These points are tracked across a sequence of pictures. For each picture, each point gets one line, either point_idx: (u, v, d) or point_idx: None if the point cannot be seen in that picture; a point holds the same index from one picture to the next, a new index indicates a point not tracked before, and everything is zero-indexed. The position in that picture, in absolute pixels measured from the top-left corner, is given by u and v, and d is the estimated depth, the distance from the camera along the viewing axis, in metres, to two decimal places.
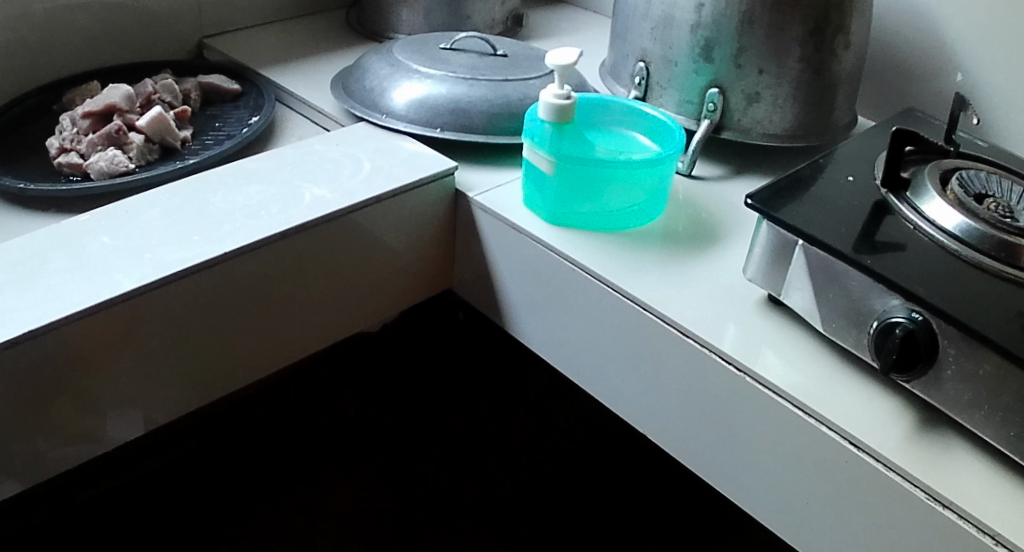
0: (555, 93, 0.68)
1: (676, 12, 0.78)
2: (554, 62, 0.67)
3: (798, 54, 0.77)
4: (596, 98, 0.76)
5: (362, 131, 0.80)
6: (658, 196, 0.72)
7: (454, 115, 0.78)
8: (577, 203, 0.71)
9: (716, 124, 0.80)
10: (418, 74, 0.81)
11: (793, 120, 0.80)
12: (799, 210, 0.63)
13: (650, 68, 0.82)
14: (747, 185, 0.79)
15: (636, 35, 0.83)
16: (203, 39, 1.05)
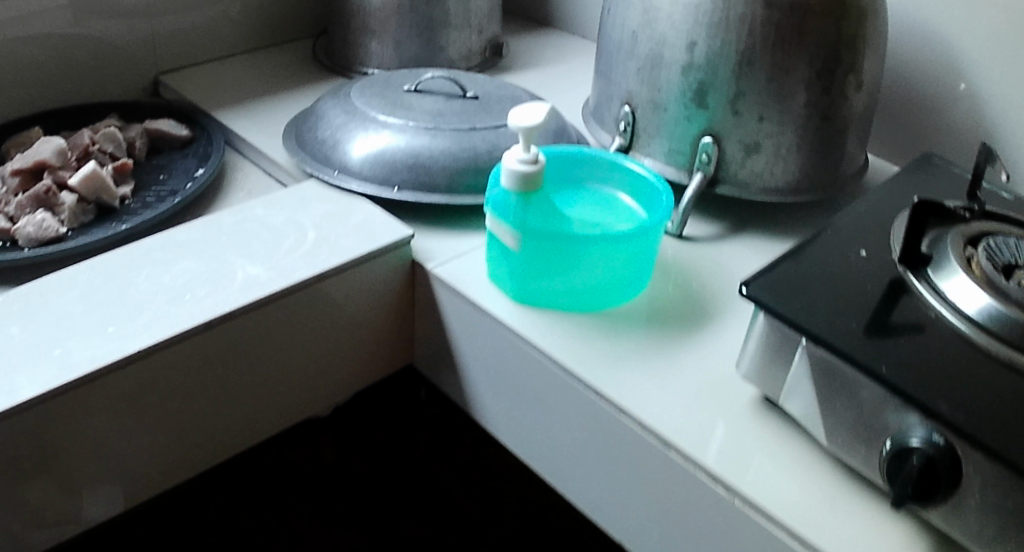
0: (521, 157, 0.58)
1: (665, 51, 0.68)
2: (518, 124, 0.56)
3: (803, 98, 0.67)
4: (574, 149, 0.66)
5: (313, 189, 0.72)
6: (641, 270, 0.63)
7: (413, 173, 0.70)
8: (548, 280, 0.62)
9: (710, 178, 0.70)
10: (375, 124, 0.72)
11: (797, 172, 0.70)
12: (802, 298, 0.54)
13: (636, 112, 0.72)
14: (743, 248, 0.70)
15: (620, 75, 0.72)
16: (159, 75, 0.97)
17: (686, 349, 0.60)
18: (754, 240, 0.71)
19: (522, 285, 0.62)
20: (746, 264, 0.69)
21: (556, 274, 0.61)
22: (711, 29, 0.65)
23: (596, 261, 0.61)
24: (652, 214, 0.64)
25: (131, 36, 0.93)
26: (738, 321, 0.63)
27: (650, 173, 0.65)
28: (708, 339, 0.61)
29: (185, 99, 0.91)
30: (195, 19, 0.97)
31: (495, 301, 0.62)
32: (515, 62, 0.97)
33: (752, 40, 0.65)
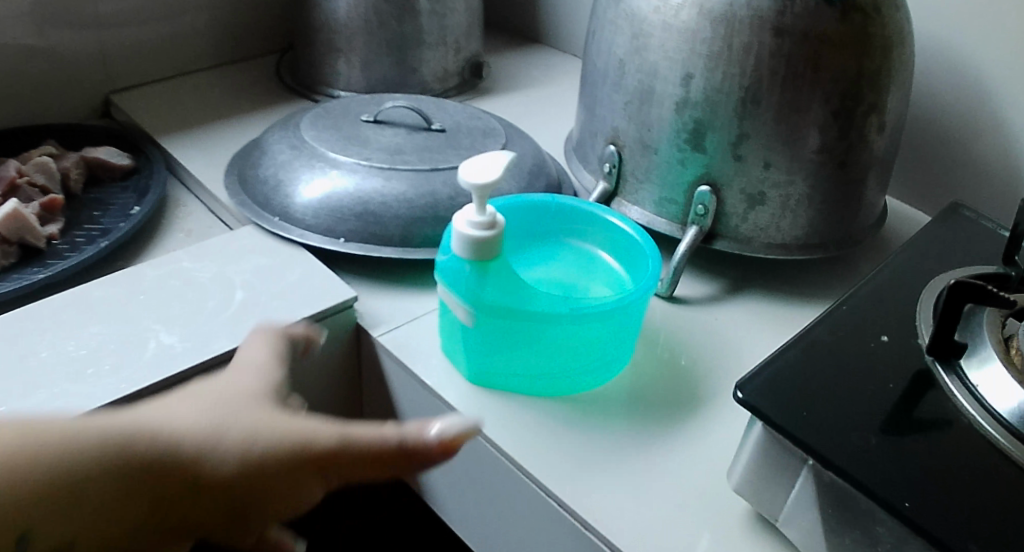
0: (473, 222, 0.48)
1: (657, 84, 0.58)
2: (467, 183, 0.46)
3: (817, 142, 0.57)
4: (547, 199, 0.57)
5: (251, 238, 0.63)
6: (621, 348, 0.53)
7: (361, 221, 0.61)
8: (509, 361, 0.52)
9: (706, 232, 0.61)
10: (323, 163, 0.64)
11: (806, 226, 0.61)
12: (808, 401, 0.44)
13: (623, 153, 0.62)
14: (741, 314, 0.61)
15: (605, 110, 0.63)
16: (109, 94, 0.88)
17: (669, 443, 0.51)
18: (756, 304, 0.62)
19: (479, 365, 0.53)
20: (745, 335, 0.59)
21: (520, 355, 0.52)
22: (711, 60, 0.56)
23: (566, 341, 0.51)
24: (635, 281, 0.54)
25: (77, 52, 0.83)
26: (731, 407, 0.53)
27: (633, 230, 0.55)
28: (691, 434, 0.51)
29: (135, 123, 0.83)
30: (150, 34, 0.88)
31: (448, 381, 0.54)
32: (496, 86, 0.89)
33: (759, 73, 0.55)
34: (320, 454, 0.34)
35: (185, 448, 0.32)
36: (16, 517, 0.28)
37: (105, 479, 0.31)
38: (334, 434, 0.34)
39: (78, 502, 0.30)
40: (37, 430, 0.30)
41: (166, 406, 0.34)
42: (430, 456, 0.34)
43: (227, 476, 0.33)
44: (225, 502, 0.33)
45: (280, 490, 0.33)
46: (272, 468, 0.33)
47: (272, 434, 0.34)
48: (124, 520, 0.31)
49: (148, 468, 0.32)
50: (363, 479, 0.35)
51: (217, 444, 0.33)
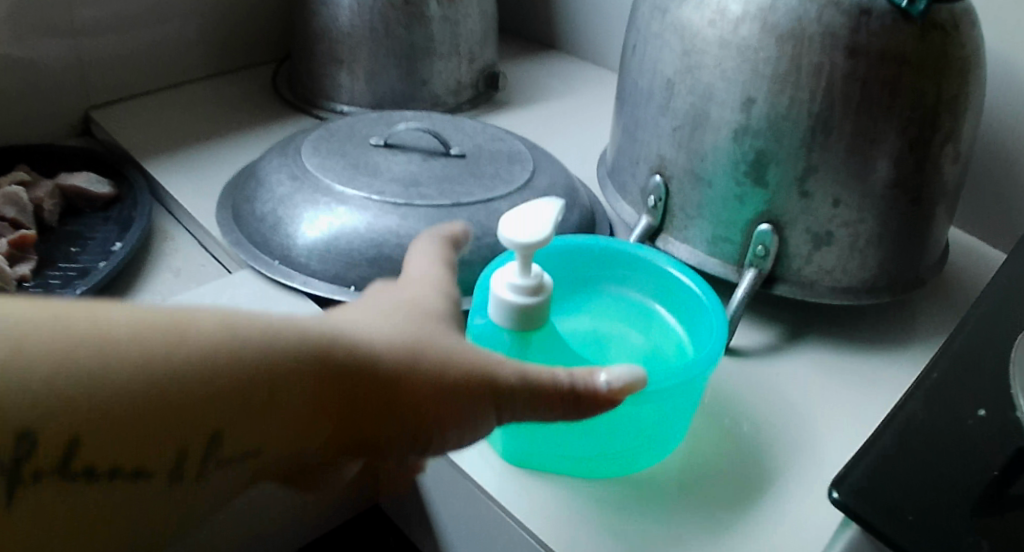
0: (516, 285, 0.40)
1: (713, 108, 0.50)
2: (509, 240, 0.38)
3: (893, 177, 0.49)
4: (588, 241, 0.50)
5: (247, 285, 0.55)
6: (680, 425, 0.45)
7: (375, 267, 0.53)
8: (546, 438, 0.44)
9: (765, 275, 0.53)
10: (328, 198, 0.56)
11: (876, 268, 0.53)
12: (922, 497, 0.35)
13: (670, 185, 0.55)
14: (804, 367, 0.53)
15: (648, 135, 0.55)
16: (90, 110, 0.79)
17: (737, 532, 0.42)
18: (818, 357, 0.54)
19: (510, 439, 0.44)
20: (811, 393, 0.51)
21: (560, 433, 0.43)
22: (776, 82, 0.48)
23: (616, 419, 0.43)
24: (696, 345, 0.46)
25: (53, 66, 0.75)
26: (804, 486, 0.45)
27: (691, 282, 0.47)
28: (766, 520, 0.43)
29: (119, 143, 0.74)
30: (135, 42, 0.80)
31: (472, 459, 0.45)
32: (513, 98, 0.82)
33: (830, 98, 0.47)
34: (499, 385, 0.34)
35: (378, 364, 0.32)
36: (213, 414, 0.27)
37: (299, 385, 0.29)
38: (515, 368, 0.34)
39: (273, 404, 0.29)
40: (238, 328, 0.28)
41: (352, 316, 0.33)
42: (599, 402, 0.35)
43: (425, 392, 0.32)
44: (417, 418, 0.32)
45: (461, 415, 0.33)
46: (456, 391, 0.33)
47: (467, 357, 0.33)
48: (306, 431, 0.30)
49: (338, 379, 0.31)
50: (528, 416, 0.35)
51: (411, 362, 0.32)
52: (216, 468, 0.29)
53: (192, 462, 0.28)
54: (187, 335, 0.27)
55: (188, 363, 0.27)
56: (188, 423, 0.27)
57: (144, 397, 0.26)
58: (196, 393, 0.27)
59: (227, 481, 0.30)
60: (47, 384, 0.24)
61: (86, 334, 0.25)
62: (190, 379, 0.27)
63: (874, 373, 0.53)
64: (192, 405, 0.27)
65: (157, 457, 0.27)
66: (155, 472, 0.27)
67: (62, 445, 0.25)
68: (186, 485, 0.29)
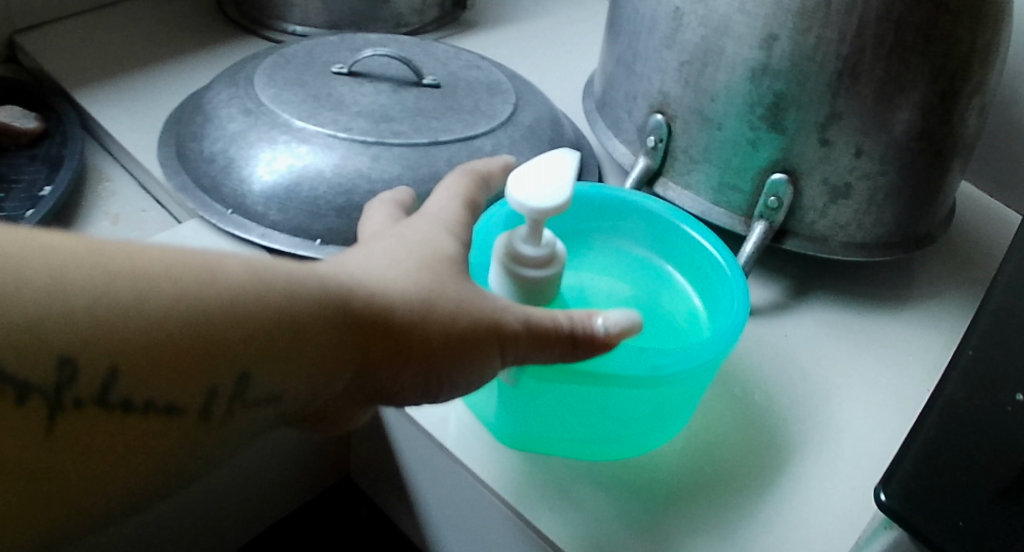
0: (527, 253, 0.36)
1: (728, 44, 0.44)
2: (522, 204, 0.34)
3: (922, 127, 0.44)
4: (589, 189, 0.44)
5: (196, 237, 0.49)
6: (688, 407, 0.39)
7: (343, 217, 0.48)
8: (542, 418, 0.39)
9: (776, 228, 0.47)
10: (287, 135, 0.49)
11: (891, 222, 0.47)
12: (977, 501, 0.30)
13: (673, 127, 0.48)
14: (818, 325, 0.48)
15: (649, 68, 0.49)
16: (14, 34, 0.69)
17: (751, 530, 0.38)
18: (830, 309, 0.49)
19: (502, 415, 0.39)
20: (827, 355, 0.46)
21: (560, 416, 0.38)
22: (804, 18, 0.42)
23: (623, 403, 0.38)
24: (712, 319, 0.42)
25: None
26: (824, 468, 0.40)
27: (709, 243, 0.42)
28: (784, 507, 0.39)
29: (49, 73, 0.65)
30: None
31: (460, 436, 0.40)
32: (484, 19, 0.74)
33: (861, 40, 0.41)
34: (504, 331, 0.32)
35: (395, 309, 0.30)
36: (242, 351, 0.27)
37: (322, 327, 0.29)
38: (519, 315, 0.33)
39: (298, 347, 0.28)
40: (261, 270, 0.28)
41: (365, 255, 0.32)
42: (595, 346, 0.34)
43: (434, 341, 0.31)
44: (428, 364, 0.31)
45: (475, 356, 0.32)
46: (468, 336, 0.32)
47: (474, 304, 0.32)
48: (325, 377, 0.30)
49: (356, 323, 0.30)
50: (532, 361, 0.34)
51: (424, 309, 0.31)
52: (242, 409, 0.28)
53: (221, 401, 0.28)
54: (215, 274, 0.27)
55: (216, 301, 0.26)
56: (219, 358, 0.27)
57: (176, 333, 0.25)
58: (226, 331, 0.26)
59: (250, 425, 0.29)
60: (85, 314, 0.24)
61: (121, 268, 0.25)
62: (218, 317, 0.26)
63: (892, 332, 0.48)
64: (220, 344, 0.26)
65: (187, 395, 0.27)
66: (187, 408, 0.27)
67: (98, 377, 0.25)
68: (214, 423, 0.28)
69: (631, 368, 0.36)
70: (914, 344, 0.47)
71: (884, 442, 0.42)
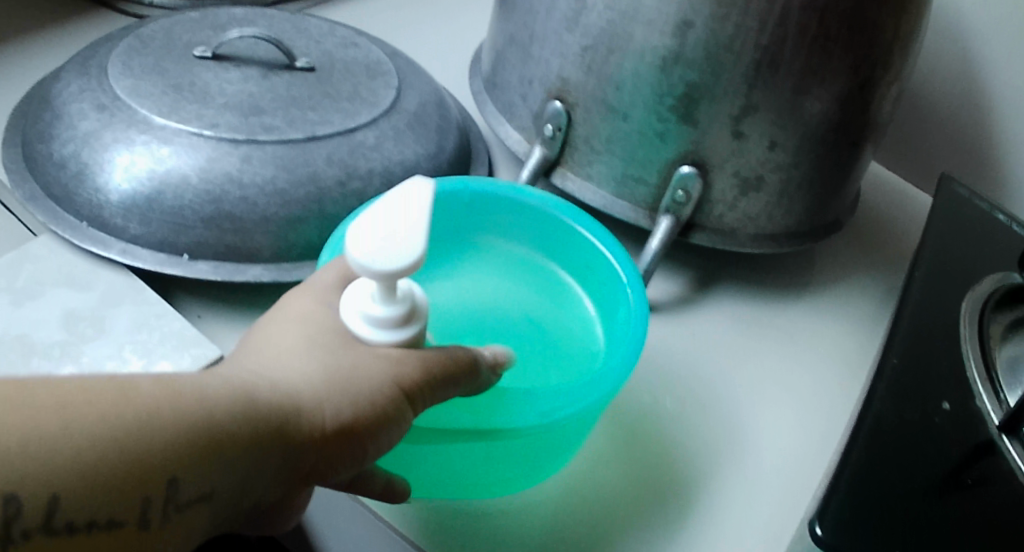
0: (376, 317, 0.31)
1: (637, 30, 0.46)
2: (365, 267, 0.28)
3: (829, 121, 0.48)
4: (461, 187, 0.46)
5: (50, 256, 0.44)
6: (573, 441, 0.40)
7: (213, 228, 0.43)
8: (440, 462, 0.38)
9: (683, 222, 0.50)
10: (146, 137, 0.44)
11: (801, 213, 0.52)
12: (897, 510, 0.38)
13: (574, 114, 0.49)
14: (724, 327, 0.51)
15: (548, 52, 0.49)
16: None
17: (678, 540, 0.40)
18: (735, 301, 0.52)
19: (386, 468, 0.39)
20: (733, 353, 0.49)
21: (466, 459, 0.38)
22: (719, 7, 0.44)
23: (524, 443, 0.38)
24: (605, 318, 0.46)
25: None
26: (736, 476, 0.43)
27: (597, 240, 0.46)
28: (694, 512, 0.41)
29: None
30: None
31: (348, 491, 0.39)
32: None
33: (782, 29, 0.45)
34: (411, 387, 0.31)
35: (305, 395, 0.30)
36: (174, 458, 0.26)
37: (248, 427, 0.28)
38: (415, 364, 0.32)
39: (217, 440, 0.27)
40: (172, 381, 0.27)
41: (274, 342, 0.32)
42: (487, 373, 0.35)
43: (349, 413, 0.30)
44: (353, 434, 0.30)
45: (398, 428, 0.32)
46: (381, 412, 0.31)
47: (383, 366, 0.31)
48: (255, 464, 0.28)
49: (283, 416, 0.29)
50: (439, 402, 0.33)
51: (331, 384, 0.30)
52: (178, 516, 0.27)
53: (155, 508, 0.26)
54: (130, 395, 0.26)
55: (140, 412, 0.26)
56: (146, 474, 0.26)
57: (101, 460, 0.25)
58: (151, 449, 0.26)
59: (190, 529, 0.27)
60: (20, 451, 0.24)
61: (44, 402, 0.25)
62: (141, 430, 0.26)
63: (796, 318, 0.52)
64: (152, 450, 0.26)
65: (126, 510, 0.26)
66: (126, 524, 0.26)
67: (42, 506, 0.24)
68: (156, 537, 0.27)
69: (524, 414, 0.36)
70: (805, 335, 0.51)
71: (781, 440, 0.45)
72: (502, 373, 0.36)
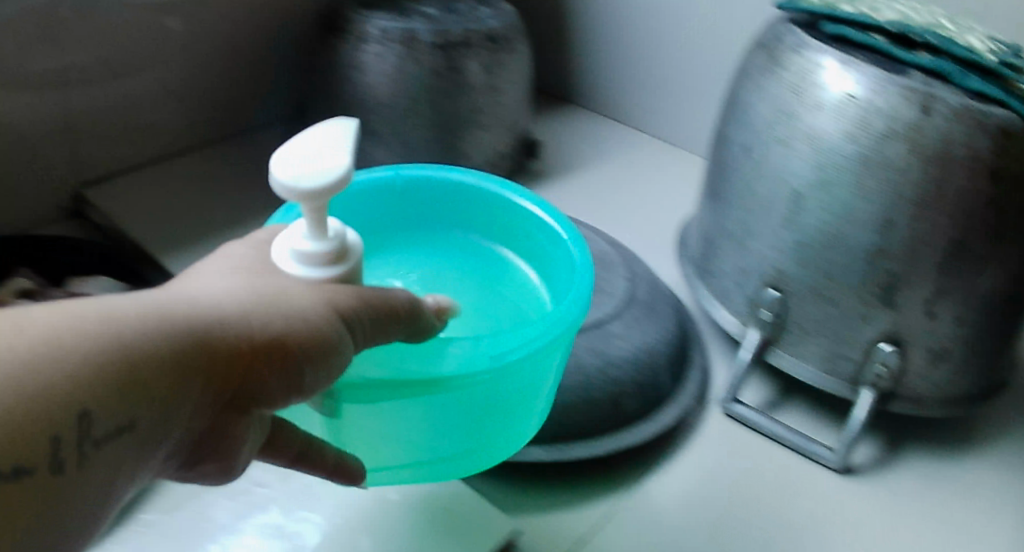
0: (306, 252, 0.34)
1: (849, 229, 0.52)
2: (284, 187, 0.31)
3: (1010, 299, 0.53)
4: (389, 175, 0.50)
5: None
6: (534, 379, 0.41)
7: None
8: (410, 424, 0.40)
9: (883, 393, 0.55)
10: None
11: (979, 379, 0.56)
12: None
13: (789, 300, 0.55)
14: (920, 487, 0.55)
15: (764, 245, 0.55)
16: (77, 192, 0.63)
17: None
18: (920, 460, 0.57)
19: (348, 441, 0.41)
20: (932, 510, 0.53)
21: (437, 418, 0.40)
22: (918, 207, 0.50)
23: (485, 390, 0.39)
24: (562, 287, 0.49)
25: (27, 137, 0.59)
26: None
27: (548, 214, 0.49)
28: None
29: (128, 235, 0.60)
30: (126, 101, 0.64)
31: None
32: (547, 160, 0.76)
33: (974, 225, 0.50)
34: (344, 313, 0.34)
35: (227, 326, 0.31)
36: (83, 391, 0.27)
37: (164, 351, 0.30)
38: (354, 294, 0.34)
39: (133, 370, 0.29)
40: (71, 308, 0.29)
41: (196, 280, 0.33)
42: (428, 316, 0.37)
43: (279, 333, 0.32)
44: (286, 355, 0.32)
45: (342, 355, 0.34)
46: (320, 336, 0.33)
47: (308, 298, 0.33)
48: (176, 394, 0.30)
49: (203, 336, 0.31)
50: (379, 341, 0.36)
51: (250, 312, 0.32)
52: (98, 451, 0.28)
53: (70, 449, 0.27)
54: (23, 325, 0.27)
55: (31, 348, 0.27)
56: (54, 409, 0.27)
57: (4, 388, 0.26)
58: (50, 382, 0.27)
59: (115, 465, 0.29)
60: None
61: None
62: (35, 361, 0.27)
63: (976, 474, 0.56)
64: (58, 380, 0.27)
65: (30, 451, 0.26)
66: (37, 470, 0.27)
67: None
68: (76, 479, 0.28)
69: (472, 364, 0.38)
70: (987, 488, 0.55)
71: None
72: (445, 321, 0.39)
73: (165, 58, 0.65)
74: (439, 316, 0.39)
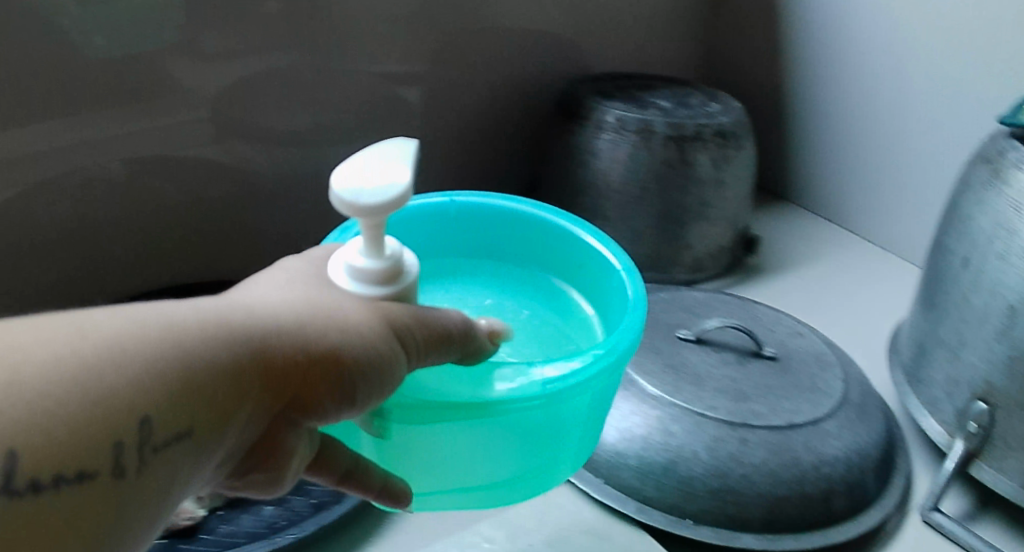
0: (359, 267, 0.33)
1: None
2: (341, 199, 0.30)
3: None
4: (444, 201, 0.48)
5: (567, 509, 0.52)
6: (584, 410, 0.39)
7: (716, 501, 0.50)
8: (457, 452, 0.38)
9: None
10: (658, 414, 0.53)
11: None
12: None
13: (997, 414, 0.54)
14: None
15: (977, 357, 0.54)
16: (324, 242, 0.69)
17: None
18: None
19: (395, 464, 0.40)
20: None
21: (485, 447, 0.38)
22: None
23: (534, 418, 0.38)
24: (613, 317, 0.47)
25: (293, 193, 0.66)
26: None
27: (610, 251, 0.47)
28: None
29: None
30: None
31: None
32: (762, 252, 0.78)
33: None
34: (399, 330, 0.33)
35: (278, 339, 0.32)
36: (141, 398, 0.28)
37: (220, 361, 0.31)
38: (409, 311, 0.34)
39: (188, 380, 0.29)
40: (133, 315, 0.30)
41: (258, 287, 0.34)
42: (483, 340, 0.37)
43: (329, 348, 0.32)
44: (336, 373, 0.32)
45: (394, 372, 0.34)
46: (374, 352, 0.33)
47: (359, 314, 0.33)
48: (230, 407, 0.31)
49: (258, 348, 0.31)
50: (431, 360, 0.35)
51: (305, 325, 0.32)
52: (155, 457, 0.29)
53: (130, 452, 0.28)
54: (90, 331, 0.29)
55: (101, 351, 0.28)
56: (115, 413, 0.28)
57: (66, 386, 0.27)
58: (116, 388, 0.28)
59: (168, 472, 0.29)
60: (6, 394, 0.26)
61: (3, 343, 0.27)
62: (101, 365, 0.28)
63: None
64: (119, 386, 0.28)
65: (90, 455, 0.27)
66: (101, 474, 0.28)
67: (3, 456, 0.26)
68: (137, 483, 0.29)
69: (522, 391, 0.36)
70: None
71: None
72: (500, 344, 0.38)
73: (401, 127, 0.69)
74: (494, 338, 0.38)
